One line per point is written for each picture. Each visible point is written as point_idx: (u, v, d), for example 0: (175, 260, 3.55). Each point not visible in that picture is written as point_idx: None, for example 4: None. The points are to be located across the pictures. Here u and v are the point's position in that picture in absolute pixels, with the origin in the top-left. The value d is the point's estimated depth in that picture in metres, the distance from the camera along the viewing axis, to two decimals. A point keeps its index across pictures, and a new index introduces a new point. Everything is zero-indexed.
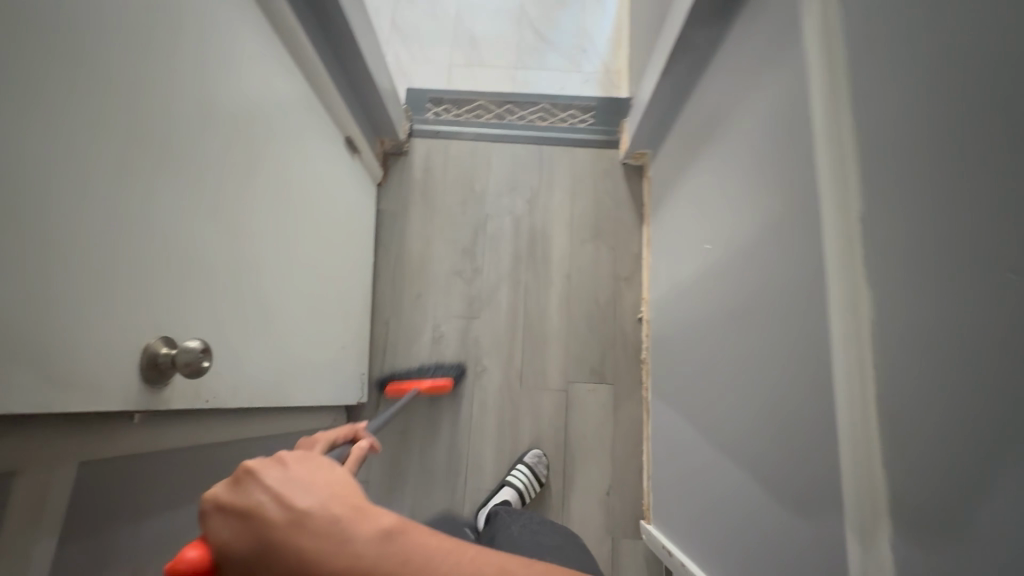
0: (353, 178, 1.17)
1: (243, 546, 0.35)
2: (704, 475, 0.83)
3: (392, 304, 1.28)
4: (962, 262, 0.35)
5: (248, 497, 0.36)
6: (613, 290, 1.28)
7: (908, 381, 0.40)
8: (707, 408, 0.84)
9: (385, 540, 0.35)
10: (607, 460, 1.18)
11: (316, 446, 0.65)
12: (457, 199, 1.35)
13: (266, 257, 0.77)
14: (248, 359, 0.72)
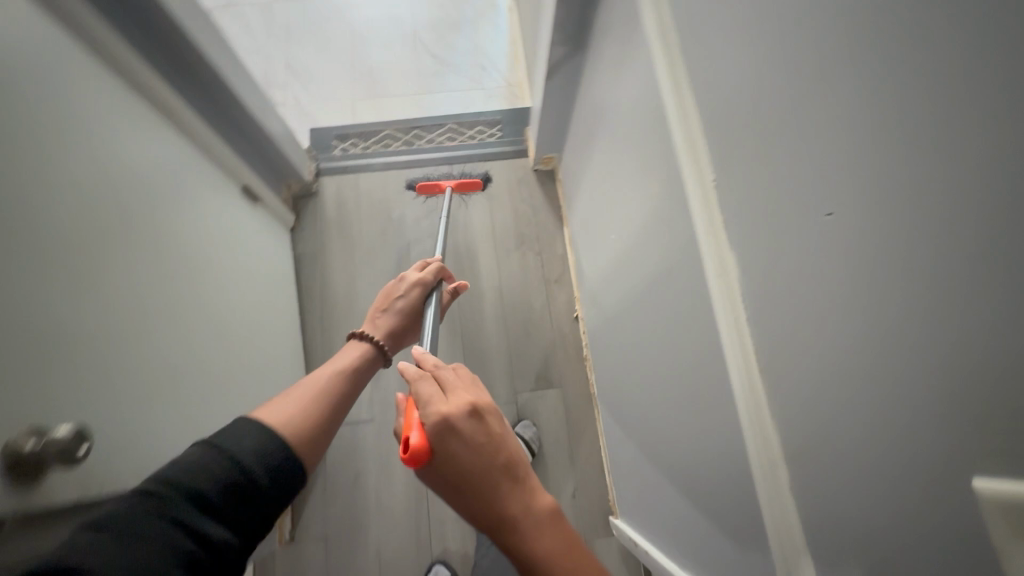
0: (259, 228, 1.12)
1: (466, 461, 0.51)
2: (649, 460, 0.83)
3: (325, 348, 1.24)
4: (821, 230, 0.34)
5: (458, 424, 0.52)
6: (546, 294, 1.29)
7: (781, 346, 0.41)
8: (639, 393, 0.85)
9: (538, 514, 0.51)
10: (567, 463, 1.17)
11: (416, 286, 0.94)
12: (376, 230, 1.33)
13: (163, 326, 0.71)
14: (146, 436, 0.66)
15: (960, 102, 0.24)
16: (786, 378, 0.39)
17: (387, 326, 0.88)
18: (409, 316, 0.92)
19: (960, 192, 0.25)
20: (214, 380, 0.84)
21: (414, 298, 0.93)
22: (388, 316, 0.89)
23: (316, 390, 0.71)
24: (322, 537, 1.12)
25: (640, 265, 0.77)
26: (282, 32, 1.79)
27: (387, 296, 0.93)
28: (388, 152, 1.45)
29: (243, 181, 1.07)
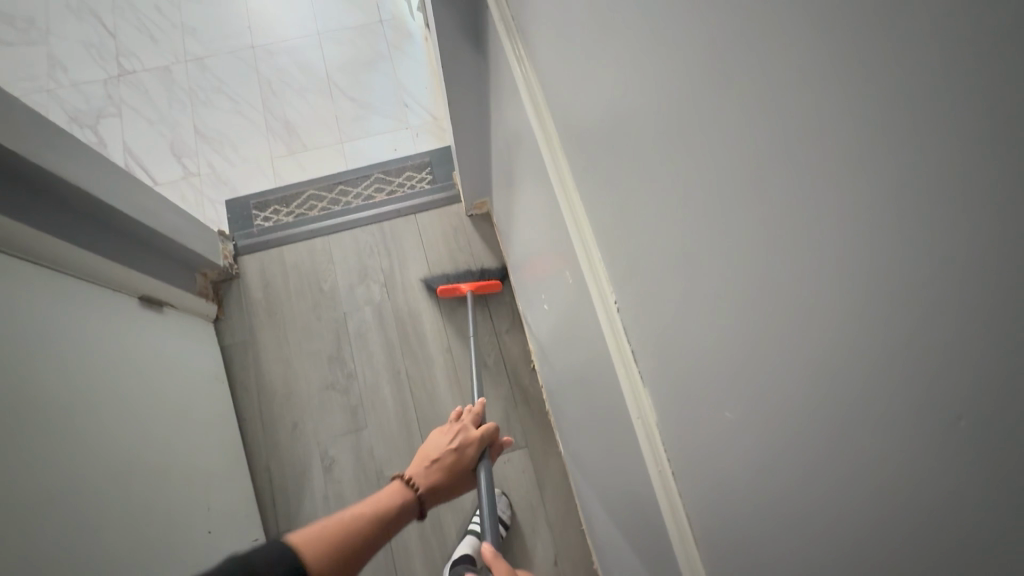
0: (169, 336, 1.02)
1: None
2: (618, 544, 0.76)
3: (268, 444, 1.14)
4: (769, 428, 0.30)
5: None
6: (498, 348, 1.22)
7: (716, 502, 0.39)
8: (599, 472, 0.78)
9: None
10: (544, 528, 1.10)
11: (472, 444, 0.79)
12: (308, 306, 1.24)
13: None
14: None
15: (911, 384, 0.20)
16: (753, 558, 0.35)
17: (430, 478, 0.75)
18: (458, 478, 0.77)
19: (924, 483, 0.20)
20: (142, 542, 0.75)
21: (467, 453, 0.79)
22: (440, 464, 0.77)
23: (357, 532, 0.64)
24: None
25: (578, 345, 0.70)
26: (186, 96, 1.67)
27: (440, 444, 0.79)
28: (312, 217, 1.35)
29: (140, 292, 0.99)
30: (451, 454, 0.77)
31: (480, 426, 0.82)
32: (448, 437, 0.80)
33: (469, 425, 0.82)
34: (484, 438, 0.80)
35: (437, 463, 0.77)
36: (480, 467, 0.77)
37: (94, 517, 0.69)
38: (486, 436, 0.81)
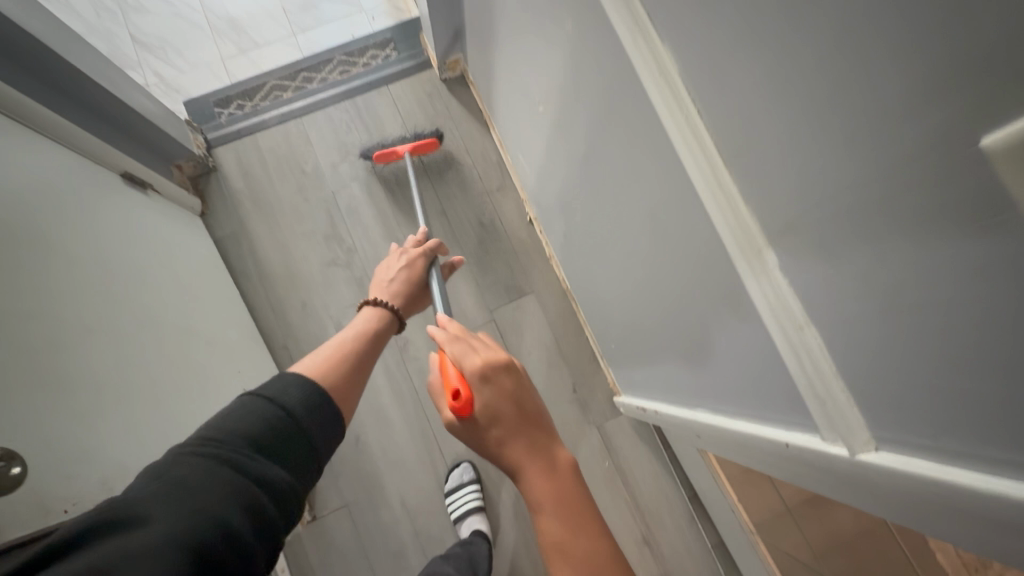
0: (161, 219, 1.01)
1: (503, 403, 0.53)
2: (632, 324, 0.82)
3: (280, 325, 1.16)
4: None
5: (494, 376, 0.54)
6: (492, 205, 1.24)
7: (721, 138, 0.40)
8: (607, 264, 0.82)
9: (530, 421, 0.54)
10: (559, 360, 1.18)
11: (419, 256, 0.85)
12: (294, 190, 1.22)
13: (59, 339, 0.64)
14: (84, 451, 0.61)
15: None
16: (763, 158, 0.36)
17: (392, 291, 0.78)
18: (412, 290, 0.81)
19: None
20: (155, 386, 0.77)
21: (418, 267, 0.84)
22: (394, 284, 0.79)
23: (323, 361, 0.60)
24: (344, 505, 1.10)
25: (573, 127, 0.72)
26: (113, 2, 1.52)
27: (391, 268, 0.82)
28: (278, 103, 1.29)
29: (120, 168, 0.96)
30: (408, 273, 0.82)
31: (421, 246, 0.87)
32: (399, 257, 0.84)
33: (411, 249, 0.86)
34: (429, 250, 0.85)
35: (392, 281, 0.80)
36: (432, 273, 0.84)
37: (107, 352, 0.71)
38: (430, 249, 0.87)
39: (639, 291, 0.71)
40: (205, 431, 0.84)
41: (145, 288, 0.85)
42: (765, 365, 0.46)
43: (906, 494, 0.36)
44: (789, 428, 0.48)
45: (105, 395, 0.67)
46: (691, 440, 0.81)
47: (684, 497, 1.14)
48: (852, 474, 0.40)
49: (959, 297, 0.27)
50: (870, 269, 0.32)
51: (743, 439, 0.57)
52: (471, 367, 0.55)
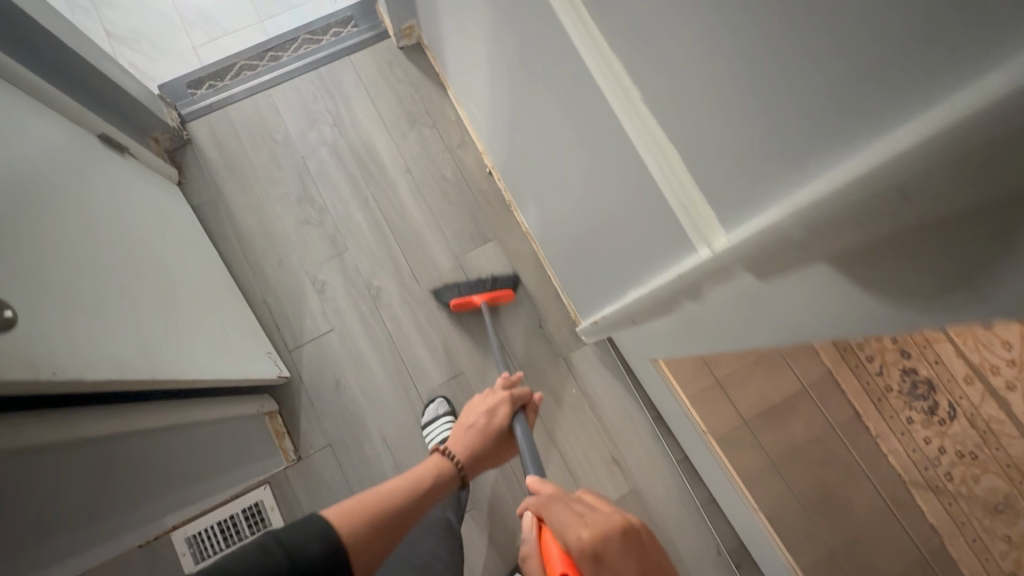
0: (140, 179, 1.07)
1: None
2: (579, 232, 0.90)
3: (259, 281, 1.23)
4: None
5: (604, 548, 0.49)
6: (454, 160, 1.31)
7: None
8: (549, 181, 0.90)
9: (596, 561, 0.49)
10: (525, 299, 1.25)
11: (501, 407, 0.90)
12: (266, 156, 1.29)
13: (58, 246, 0.71)
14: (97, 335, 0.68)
15: None
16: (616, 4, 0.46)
17: (468, 445, 0.84)
18: (489, 438, 0.86)
19: None
20: (150, 303, 0.83)
21: (498, 414, 0.89)
22: (468, 434, 0.86)
23: (364, 506, 0.62)
24: (328, 445, 1.16)
25: (502, 50, 0.80)
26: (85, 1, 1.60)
27: (475, 416, 0.89)
28: (248, 79, 1.37)
29: (99, 130, 1.03)
30: (486, 419, 0.87)
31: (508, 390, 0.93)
32: (481, 405, 0.91)
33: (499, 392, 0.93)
34: (515, 399, 0.90)
35: (470, 427, 0.87)
36: (515, 424, 0.87)
37: (104, 266, 0.77)
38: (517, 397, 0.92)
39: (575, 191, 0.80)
40: (199, 352, 0.90)
41: (132, 227, 0.92)
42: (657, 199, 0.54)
43: (752, 257, 0.44)
44: (680, 257, 0.57)
45: (105, 297, 0.73)
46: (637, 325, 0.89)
47: (649, 418, 1.21)
48: (713, 267, 0.49)
49: (732, 56, 0.36)
50: (696, 64, 0.40)
51: (658, 291, 0.66)
52: (573, 542, 0.52)
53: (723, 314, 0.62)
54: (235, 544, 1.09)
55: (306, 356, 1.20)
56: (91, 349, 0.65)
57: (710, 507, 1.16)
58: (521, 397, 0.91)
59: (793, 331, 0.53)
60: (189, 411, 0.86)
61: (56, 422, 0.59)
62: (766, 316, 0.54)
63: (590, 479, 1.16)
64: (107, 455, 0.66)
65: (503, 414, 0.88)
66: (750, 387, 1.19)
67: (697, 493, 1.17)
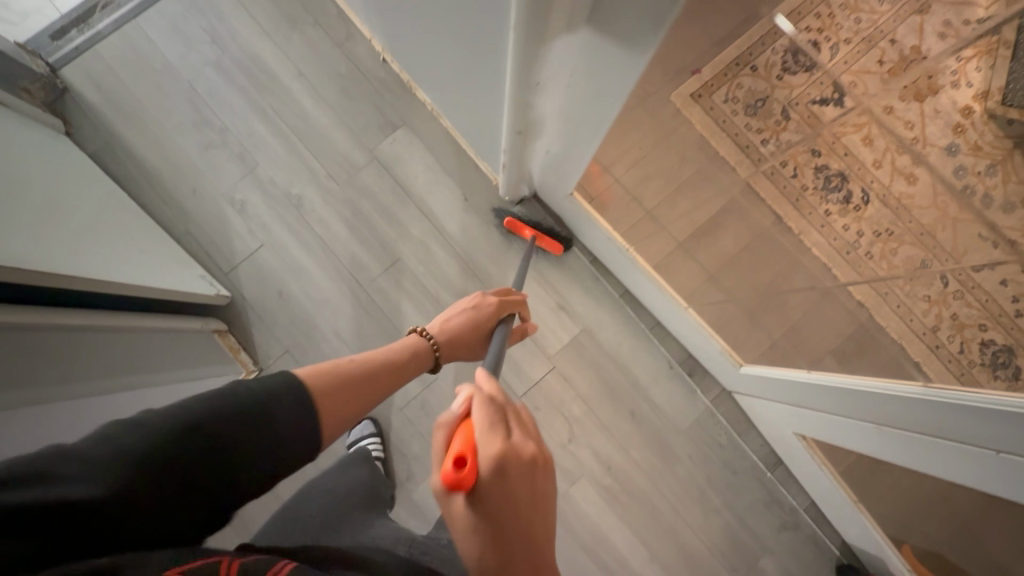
0: (15, 125, 1.03)
1: (529, 537, 0.42)
2: (455, 82, 0.92)
3: (177, 214, 1.21)
4: None
5: (512, 471, 0.43)
6: (345, 54, 1.28)
7: None
8: (412, 35, 0.90)
9: (499, 471, 0.43)
10: (446, 176, 1.26)
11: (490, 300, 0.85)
12: (150, 88, 1.24)
13: None
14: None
15: None
16: None
17: (449, 328, 0.78)
18: (474, 331, 0.80)
19: None
20: (42, 229, 0.84)
21: (484, 314, 0.82)
22: (455, 320, 0.79)
23: (334, 368, 0.57)
24: (285, 352, 1.19)
25: None
26: None
27: (461, 306, 0.82)
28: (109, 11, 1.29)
29: None
30: (473, 313, 0.81)
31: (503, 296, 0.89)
32: (474, 297, 0.86)
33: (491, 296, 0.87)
34: (507, 302, 0.87)
35: (453, 319, 0.80)
36: (497, 331, 0.81)
37: None
38: (508, 304, 0.87)
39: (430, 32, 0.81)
40: (112, 276, 0.92)
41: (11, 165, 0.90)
42: None
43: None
44: (501, 26, 0.58)
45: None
46: (535, 148, 0.95)
47: (587, 262, 1.25)
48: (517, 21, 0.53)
49: None
50: None
51: (511, 85, 0.68)
52: (490, 449, 0.43)
53: (578, 80, 0.68)
54: None
55: (243, 273, 1.21)
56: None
57: (657, 330, 1.24)
58: (515, 303, 0.88)
59: (621, 72, 0.62)
60: (124, 320, 0.94)
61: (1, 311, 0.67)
62: (601, 53, 0.60)
63: (542, 329, 1.23)
64: (50, 345, 0.75)
65: (490, 313, 0.83)
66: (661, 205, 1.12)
67: (644, 320, 1.24)
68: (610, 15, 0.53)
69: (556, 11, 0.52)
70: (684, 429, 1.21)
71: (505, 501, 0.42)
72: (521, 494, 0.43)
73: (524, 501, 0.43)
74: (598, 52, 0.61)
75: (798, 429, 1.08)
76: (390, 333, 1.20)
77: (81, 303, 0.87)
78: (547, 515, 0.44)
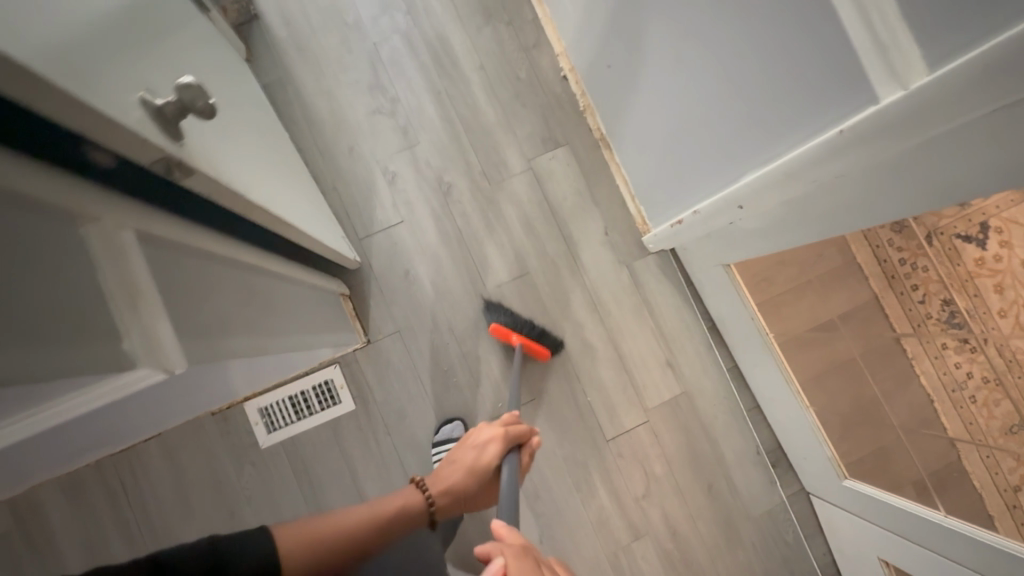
0: (223, 43, 1.04)
1: None
2: (674, 141, 0.94)
3: (330, 168, 1.22)
4: None
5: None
6: (529, 60, 1.29)
7: None
8: (653, 83, 0.91)
9: None
10: (592, 205, 1.26)
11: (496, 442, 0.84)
12: (337, 39, 1.25)
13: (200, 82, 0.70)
14: (257, 176, 0.71)
15: None
16: None
17: (446, 483, 0.82)
18: (475, 475, 0.82)
19: None
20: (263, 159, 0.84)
21: (488, 450, 0.84)
22: (451, 473, 0.83)
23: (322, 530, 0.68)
24: (397, 332, 1.19)
25: None
26: None
27: (465, 446, 0.86)
28: None
29: None
30: (473, 454, 0.84)
31: (506, 425, 0.86)
32: (476, 432, 0.87)
33: (497, 426, 0.86)
34: (511, 434, 0.83)
35: (455, 462, 0.85)
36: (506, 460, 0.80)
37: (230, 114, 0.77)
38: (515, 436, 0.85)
39: (687, 95, 0.83)
40: (307, 217, 0.92)
41: (232, 87, 0.90)
42: (818, 70, 0.57)
43: (922, 109, 0.49)
44: (843, 116, 0.58)
45: (239, 139, 0.74)
46: (727, 221, 0.93)
47: (704, 327, 1.27)
48: (881, 118, 0.53)
49: None
50: None
51: (792, 163, 0.68)
52: None
53: (857, 183, 0.66)
54: (305, 417, 1.16)
55: (377, 243, 1.21)
56: (250, 180, 0.66)
57: (753, 412, 1.26)
58: (516, 435, 0.84)
59: (928, 194, 0.59)
60: (303, 274, 0.91)
61: (234, 240, 0.66)
62: (906, 178, 0.60)
63: (645, 379, 1.24)
64: (268, 290, 0.71)
65: (495, 448, 0.83)
66: (802, 304, 1.07)
67: (743, 399, 1.26)
68: (979, 138, 0.50)
69: (934, 128, 0.51)
70: (754, 517, 1.22)
71: None
72: None
73: None
74: (920, 169, 0.58)
75: (883, 554, 1.06)
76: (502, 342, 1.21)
77: (281, 243, 0.85)
78: None
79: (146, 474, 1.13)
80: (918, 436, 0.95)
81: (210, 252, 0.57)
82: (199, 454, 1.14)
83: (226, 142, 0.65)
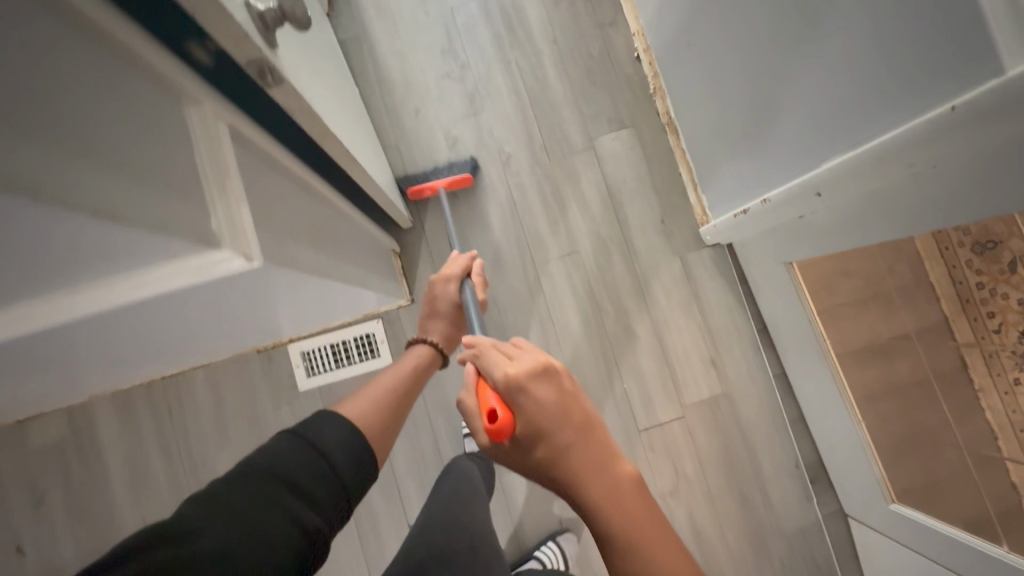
0: None
1: (566, 438, 0.49)
2: (753, 124, 0.90)
3: (394, 127, 1.23)
4: None
5: (531, 385, 0.50)
6: (603, 39, 1.26)
7: None
8: (735, 61, 0.87)
9: (518, 389, 0.50)
10: (650, 190, 1.23)
11: (452, 281, 0.88)
12: (416, 2, 1.26)
13: None
14: (332, 110, 0.72)
15: None
16: None
17: (439, 333, 0.87)
18: (451, 316, 0.88)
19: None
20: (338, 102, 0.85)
21: (451, 289, 0.87)
22: (439, 328, 0.88)
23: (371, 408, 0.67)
24: None
25: None
26: None
27: (432, 295, 0.89)
28: None
29: None
30: (446, 303, 0.87)
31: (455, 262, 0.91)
32: (434, 284, 0.90)
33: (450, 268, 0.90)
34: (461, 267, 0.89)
35: (436, 315, 0.88)
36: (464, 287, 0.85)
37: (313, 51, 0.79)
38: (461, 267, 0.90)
39: (773, 74, 0.79)
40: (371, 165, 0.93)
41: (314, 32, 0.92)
42: (932, 41, 0.52)
43: None
44: (955, 91, 0.52)
45: (318, 75, 0.76)
46: (798, 211, 0.88)
47: (753, 328, 1.23)
48: (1002, 94, 0.47)
49: None
50: None
51: (884, 146, 0.63)
52: (502, 377, 0.51)
53: (953, 175, 0.61)
54: (343, 366, 1.18)
55: (432, 205, 1.22)
56: (327, 109, 0.66)
57: (796, 423, 1.20)
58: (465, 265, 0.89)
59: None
60: (363, 221, 0.92)
61: (306, 166, 0.67)
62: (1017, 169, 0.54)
63: (685, 374, 1.20)
64: (331, 220, 0.72)
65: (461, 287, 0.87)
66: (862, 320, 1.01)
67: (787, 408, 1.21)
68: None
69: None
70: (785, 531, 1.16)
71: (538, 420, 0.49)
72: (552, 410, 0.49)
73: (567, 427, 0.49)
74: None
75: None
76: (544, 317, 1.20)
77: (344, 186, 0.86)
78: (582, 418, 0.50)
79: (190, 401, 1.18)
80: (981, 466, 0.86)
81: (284, 167, 0.57)
82: (241, 388, 1.18)
83: (309, 70, 0.66)
